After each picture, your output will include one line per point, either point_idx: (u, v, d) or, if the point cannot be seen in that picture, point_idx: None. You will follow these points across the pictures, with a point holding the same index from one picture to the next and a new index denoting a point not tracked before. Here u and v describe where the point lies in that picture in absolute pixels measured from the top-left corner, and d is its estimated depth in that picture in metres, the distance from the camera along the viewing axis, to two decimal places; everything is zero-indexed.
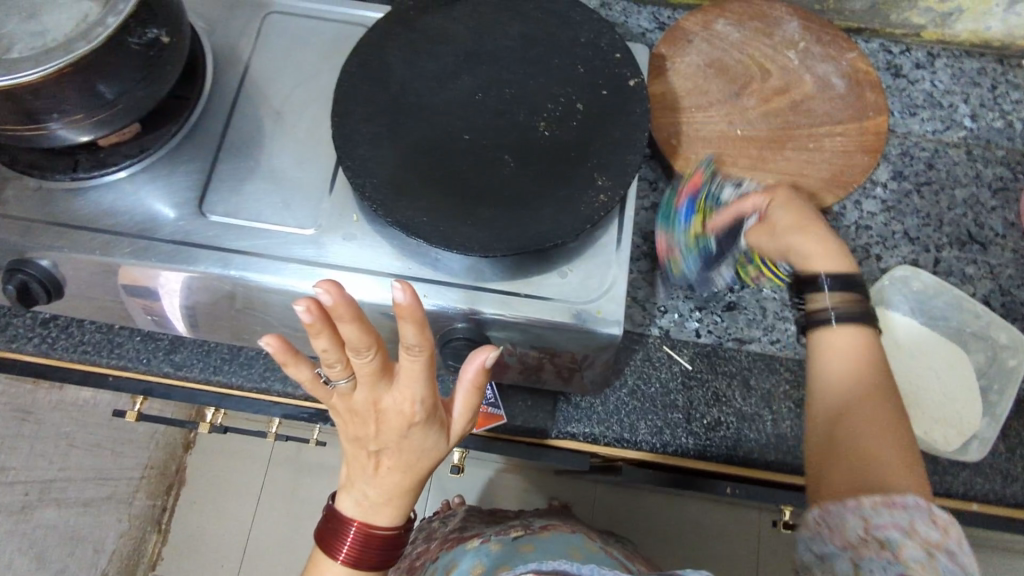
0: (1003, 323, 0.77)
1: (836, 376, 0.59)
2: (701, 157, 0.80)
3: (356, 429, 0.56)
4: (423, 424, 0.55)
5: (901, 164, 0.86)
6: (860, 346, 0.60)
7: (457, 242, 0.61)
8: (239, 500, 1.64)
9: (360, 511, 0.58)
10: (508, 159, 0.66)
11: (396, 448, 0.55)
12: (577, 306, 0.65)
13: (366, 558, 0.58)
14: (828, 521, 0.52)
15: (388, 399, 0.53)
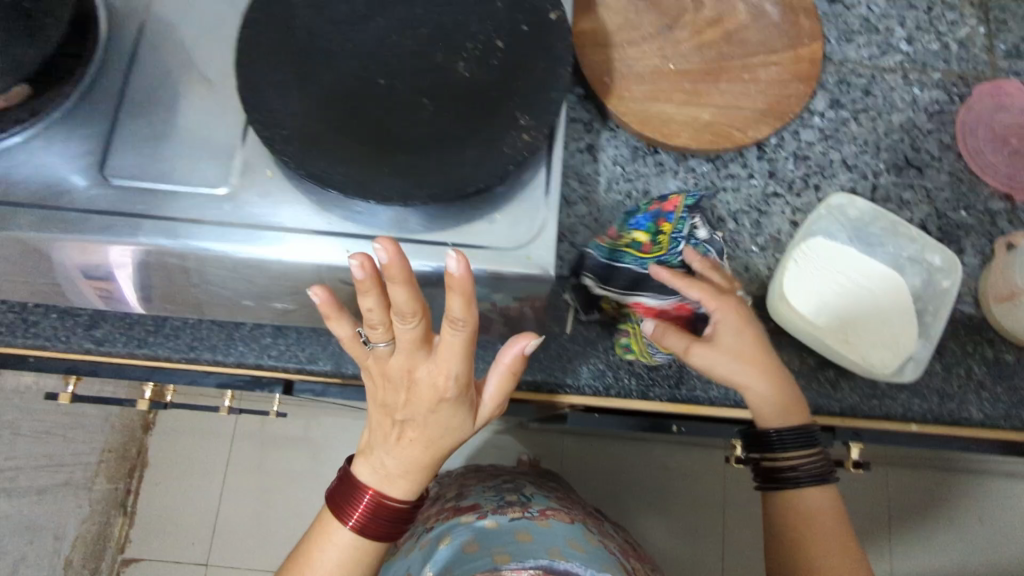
0: (936, 244, 0.76)
1: (796, 528, 0.69)
2: (634, 94, 0.78)
3: (389, 397, 0.58)
4: (454, 402, 0.57)
5: (838, 92, 0.84)
6: (825, 496, 0.69)
7: (375, 193, 0.58)
8: (205, 477, 1.63)
9: (375, 477, 0.60)
10: (426, 102, 0.62)
11: (424, 422, 0.58)
12: (505, 253, 0.63)
13: (375, 519, 0.60)
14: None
15: (426, 373, 0.56)
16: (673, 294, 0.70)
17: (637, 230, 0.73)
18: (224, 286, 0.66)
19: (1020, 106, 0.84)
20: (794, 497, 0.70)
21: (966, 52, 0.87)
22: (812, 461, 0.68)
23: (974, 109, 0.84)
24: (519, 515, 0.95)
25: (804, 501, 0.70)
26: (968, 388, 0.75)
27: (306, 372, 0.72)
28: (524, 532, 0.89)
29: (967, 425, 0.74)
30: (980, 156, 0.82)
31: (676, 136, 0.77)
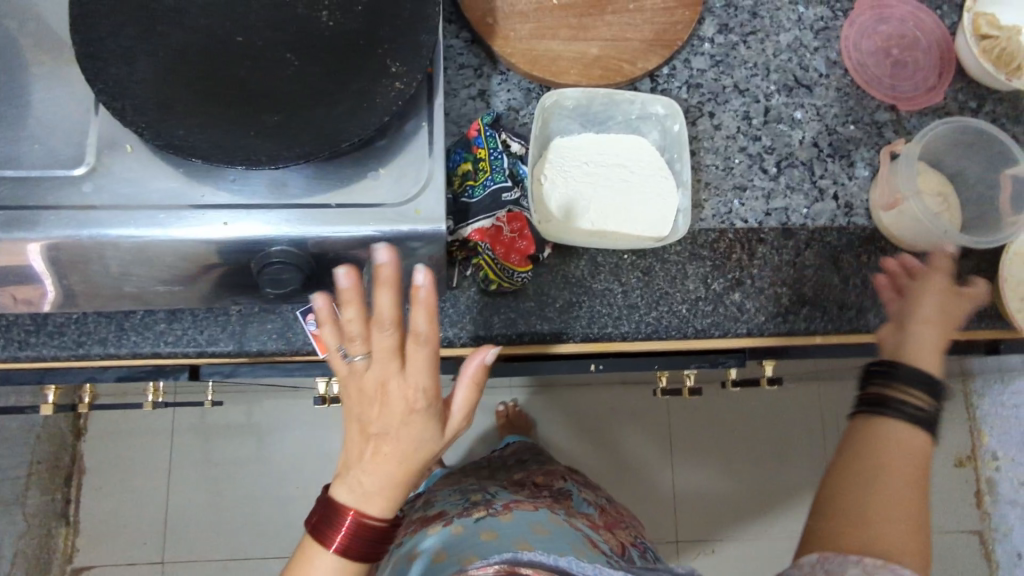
0: (655, 95, 0.75)
1: (892, 457, 0.62)
2: (519, 34, 0.76)
3: (360, 413, 0.52)
4: (425, 417, 0.51)
5: (726, 15, 0.84)
6: (917, 437, 0.63)
7: (241, 158, 0.56)
8: (149, 476, 1.58)
9: (348, 512, 0.52)
10: (291, 57, 0.59)
11: (394, 438, 0.51)
12: (391, 209, 0.61)
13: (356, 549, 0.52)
14: (824, 567, 0.58)
15: (395, 386, 0.51)
16: (502, 206, 0.68)
17: (458, 164, 0.70)
18: (99, 276, 0.62)
19: (900, 17, 0.86)
20: (874, 429, 0.65)
21: None
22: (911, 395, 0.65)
23: (856, 24, 0.85)
24: (484, 514, 0.86)
25: (881, 432, 0.64)
26: (865, 295, 0.78)
27: (207, 355, 0.69)
28: (491, 531, 0.80)
29: (866, 333, 0.78)
30: (864, 69, 0.84)
31: (567, 74, 0.76)
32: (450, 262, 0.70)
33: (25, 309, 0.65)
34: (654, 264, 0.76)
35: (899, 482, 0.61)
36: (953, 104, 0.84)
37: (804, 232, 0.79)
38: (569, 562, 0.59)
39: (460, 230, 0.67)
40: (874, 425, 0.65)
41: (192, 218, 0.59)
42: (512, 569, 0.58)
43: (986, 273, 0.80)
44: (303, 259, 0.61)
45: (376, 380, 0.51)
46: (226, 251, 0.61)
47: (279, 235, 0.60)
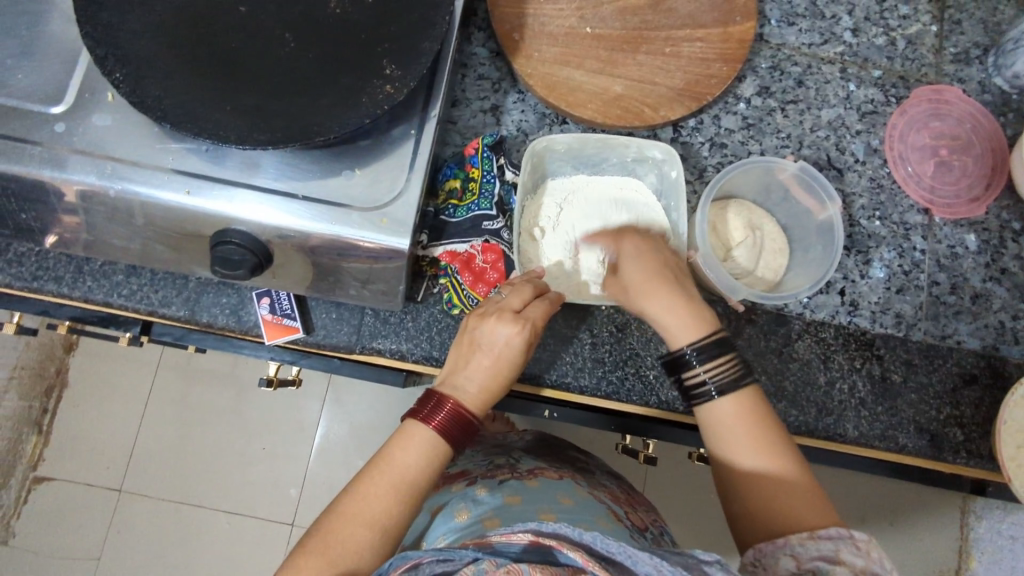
0: (650, 140, 0.70)
1: (728, 443, 0.58)
2: (543, 55, 0.73)
3: (452, 380, 0.61)
4: (508, 386, 0.62)
5: (768, 78, 0.79)
6: (735, 406, 0.59)
7: (209, 130, 0.54)
8: (124, 402, 1.47)
9: (413, 451, 0.58)
10: (288, 38, 0.57)
11: (477, 397, 0.60)
12: (357, 212, 0.59)
13: (424, 476, 0.58)
14: (763, 562, 0.54)
15: (508, 361, 0.61)
16: (480, 234, 0.65)
17: (447, 180, 0.68)
18: (57, 215, 0.61)
19: (957, 116, 0.80)
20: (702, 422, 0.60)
21: (913, 50, 0.81)
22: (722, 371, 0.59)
23: (908, 114, 0.80)
24: (511, 476, 0.78)
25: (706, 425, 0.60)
26: (849, 404, 0.72)
27: (156, 314, 0.68)
28: (513, 497, 0.72)
29: (841, 442, 0.72)
30: (903, 164, 0.78)
31: (583, 107, 0.72)
32: (417, 275, 0.69)
33: None
34: (632, 320, 0.72)
35: (749, 434, 0.58)
36: (994, 220, 0.78)
37: (798, 322, 0.74)
38: (595, 537, 0.50)
39: (431, 248, 0.65)
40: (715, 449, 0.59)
41: (155, 181, 0.58)
42: (536, 543, 0.49)
43: (986, 409, 0.73)
44: (259, 247, 0.60)
45: (495, 352, 0.60)
46: (183, 220, 0.59)
47: (240, 215, 0.58)
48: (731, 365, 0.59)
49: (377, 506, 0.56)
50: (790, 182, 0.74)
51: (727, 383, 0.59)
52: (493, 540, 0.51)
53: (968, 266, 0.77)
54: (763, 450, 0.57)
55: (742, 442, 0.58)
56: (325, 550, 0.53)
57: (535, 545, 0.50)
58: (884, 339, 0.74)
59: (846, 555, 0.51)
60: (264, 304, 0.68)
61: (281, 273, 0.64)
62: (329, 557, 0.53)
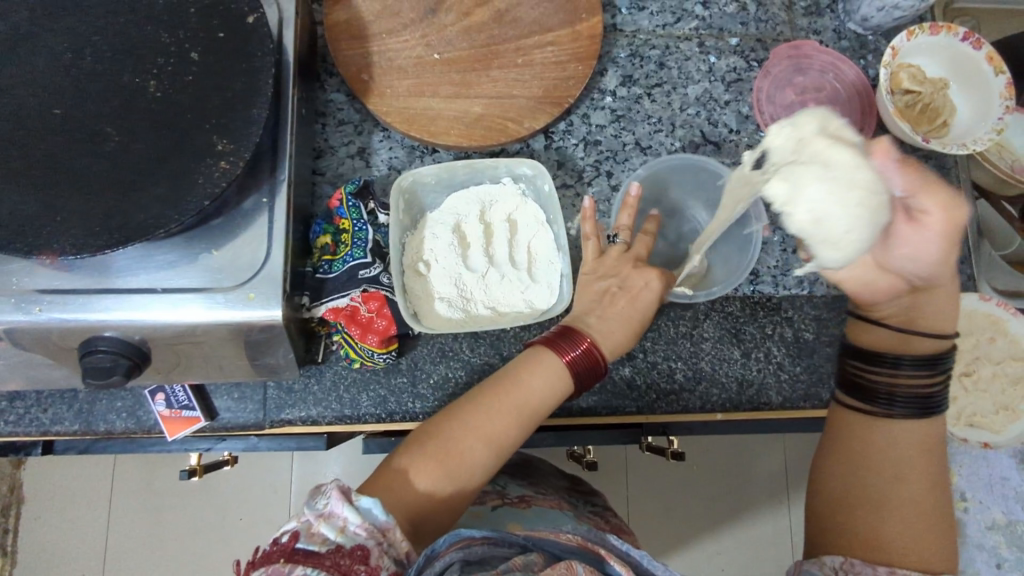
0: (516, 156, 0.70)
1: (898, 470, 0.58)
2: (396, 90, 0.72)
3: (480, 411, 0.57)
4: (537, 424, 0.60)
5: (630, 67, 0.79)
6: (927, 433, 0.59)
7: (42, 246, 0.52)
8: (89, 505, 1.35)
9: (438, 477, 0.55)
10: (110, 131, 0.55)
11: (511, 433, 0.58)
12: (223, 292, 0.57)
13: (547, 403, 0.59)
14: (850, 575, 0.55)
15: (540, 400, 0.59)
16: (357, 284, 0.64)
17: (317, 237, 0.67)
18: None
19: (819, 68, 0.81)
20: (848, 425, 0.62)
21: (765, 12, 0.82)
22: (912, 383, 0.59)
23: (772, 74, 0.80)
24: (502, 503, 0.77)
25: (868, 441, 0.60)
26: (767, 371, 0.73)
27: (50, 434, 0.66)
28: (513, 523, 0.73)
29: (769, 410, 0.73)
30: (777, 125, 0.79)
31: (447, 134, 0.71)
32: (311, 336, 0.67)
33: None
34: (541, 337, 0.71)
35: (924, 458, 0.58)
36: None
37: (703, 301, 0.74)
38: (642, 556, 0.55)
39: (314, 310, 0.63)
40: (877, 421, 0.60)
41: (4, 306, 0.55)
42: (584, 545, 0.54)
43: None
44: (131, 348, 0.58)
45: (635, 296, 0.64)
46: (45, 338, 0.57)
47: (101, 323, 0.56)
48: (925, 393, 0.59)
49: (499, 425, 0.57)
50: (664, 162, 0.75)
51: (907, 404, 0.59)
52: (546, 535, 0.56)
53: None
54: (905, 475, 0.58)
55: (904, 464, 0.58)
56: (433, 456, 0.55)
57: (582, 546, 0.55)
58: (790, 300, 0.75)
59: None
60: (159, 400, 0.66)
61: (166, 367, 0.62)
62: (447, 463, 0.55)
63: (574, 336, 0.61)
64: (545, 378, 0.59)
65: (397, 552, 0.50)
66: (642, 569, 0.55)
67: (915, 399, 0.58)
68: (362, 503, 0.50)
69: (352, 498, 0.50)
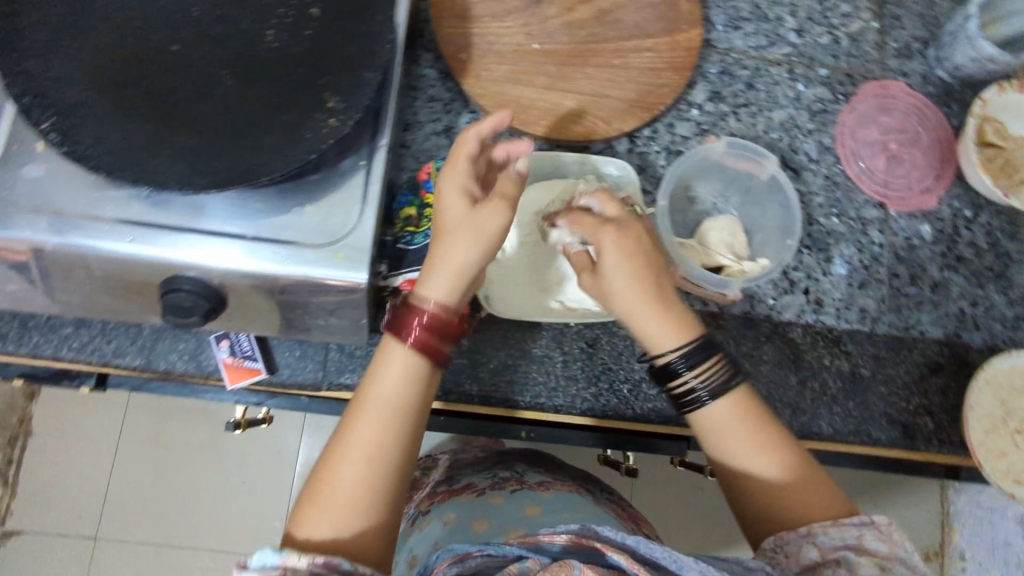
0: (606, 155, 0.71)
1: (727, 444, 0.61)
2: (493, 75, 0.72)
3: (338, 446, 0.54)
4: (418, 418, 0.55)
5: (719, 83, 0.79)
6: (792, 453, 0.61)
7: (147, 178, 0.52)
8: (90, 448, 1.31)
9: (332, 508, 0.52)
10: (224, 74, 0.56)
11: (388, 442, 0.54)
12: (311, 248, 0.57)
13: (409, 398, 0.55)
14: (784, 549, 0.57)
15: (394, 393, 0.54)
16: None
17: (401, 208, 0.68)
18: None
19: (904, 109, 0.81)
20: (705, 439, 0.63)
21: (856, 47, 0.82)
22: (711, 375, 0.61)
23: (857, 111, 0.81)
24: (520, 487, 0.78)
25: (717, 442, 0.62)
26: (821, 401, 0.73)
27: (111, 365, 0.68)
28: (532, 507, 0.73)
29: (818, 441, 0.72)
30: (856, 160, 0.80)
31: (538, 124, 0.72)
32: (378, 305, 0.67)
33: None
34: (601, 336, 0.72)
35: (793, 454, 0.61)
36: (947, 210, 0.80)
37: (765, 323, 0.74)
38: (638, 541, 0.53)
39: (391, 279, 0.64)
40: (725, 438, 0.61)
41: (96, 233, 0.55)
42: (574, 543, 0.52)
43: (952, 396, 0.75)
44: (211, 291, 0.58)
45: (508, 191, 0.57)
46: (127, 269, 0.57)
47: (186, 262, 0.56)
48: (718, 374, 0.61)
49: (364, 440, 0.53)
50: (724, 157, 0.75)
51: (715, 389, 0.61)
52: (540, 539, 0.54)
53: (925, 256, 0.78)
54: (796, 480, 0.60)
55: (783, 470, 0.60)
56: (325, 498, 0.52)
57: (576, 545, 0.53)
58: (851, 334, 0.75)
59: (869, 542, 0.56)
60: (224, 347, 0.67)
61: (236, 314, 0.63)
62: (337, 498, 0.52)
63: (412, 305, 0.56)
64: (396, 373, 0.55)
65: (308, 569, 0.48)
66: (641, 554, 0.53)
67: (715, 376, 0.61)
68: (256, 562, 0.48)
69: (245, 565, 0.48)
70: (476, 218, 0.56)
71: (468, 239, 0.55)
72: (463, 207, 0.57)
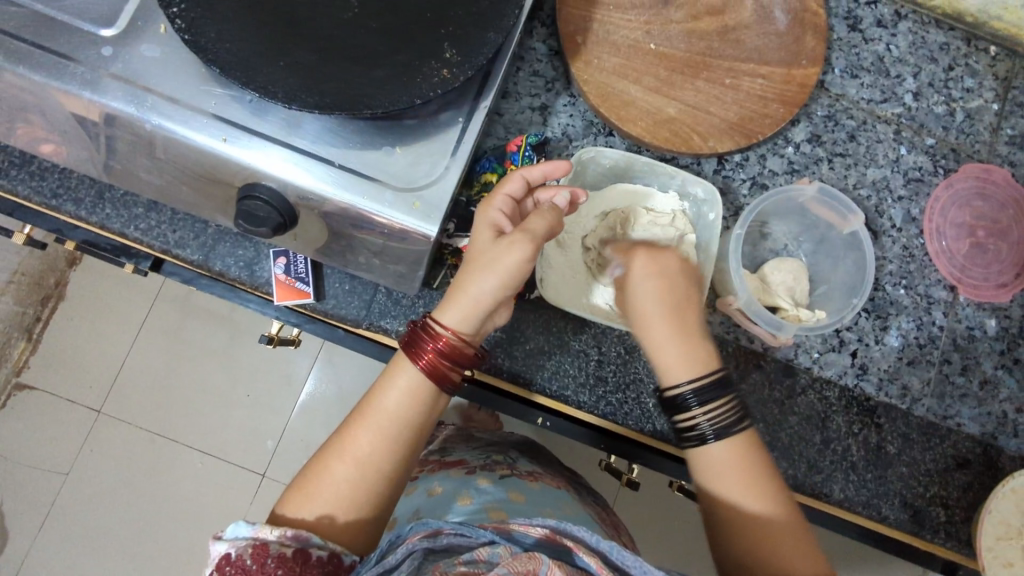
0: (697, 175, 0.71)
1: (720, 487, 0.58)
2: (603, 64, 0.71)
3: (340, 440, 0.58)
4: (416, 433, 0.59)
5: (822, 127, 0.78)
6: (777, 505, 0.57)
7: (256, 83, 0.53)
8: (116, 324, 1.34)
9: (317, 499, 0.56)
10: (352, 1, 0.56)
11: (381, 451, 0.58)
12: (392, 190, 0.58)
13: (411, 417, 0.58)
14: None
15: (399, 408, 0.58)
16: None
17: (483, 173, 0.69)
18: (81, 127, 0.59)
19: (1001, 199, 0.79)
20: (700, 466, 0.59)
21: (970, 125, 0.80)
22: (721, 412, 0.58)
23: (954, 188, 0.78)
24: (509, 473, 0.78)
25: (710, 479, 0.58)
26: (840, 466, 0.72)
27: (171, 254, 0.69)
28: (517, 493, 0.73)
29: (824, 501, 0.72)
30: (940, 237, 0.77)
31: (634, 123, 0.71)
32: (438, 261, 0.69)
33: (22, 146, 0.65)
34: (640, 346, 0.72)
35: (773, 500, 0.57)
36: (1017, 310, 0.78)
37: (805, 375, 0.73)
38: (611, 547, 0.53)
39: (455, 238, 0.66)
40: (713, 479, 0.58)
41: (194, 124, 0.56)
42: (550, 539, 0.53)
43: (972, 494, 0.74)
44: (285, 207, 0.59)
45: (531, 229, 0.58)
46: (213, 165, 0.58)
47: (271, 173, 0.57)
48: (730, 408, 0.58)
49: (363, 445, 0.57)
50: (810, 202, 0.74)
51: (723, 427, 0.58)
52: (515, 527, 0.55)
53: (982, 350, 0.77)
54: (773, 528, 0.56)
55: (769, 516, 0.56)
56: (313, 484, 0.57)
57: (550, 540, 0.53)
58: (887, 408, 0.74)
59: None
60: (280, 264, 0.68)
61: (301, 234, 0.64)
62: (323, 490, 0.56)
63: (421, 334, 0.59)
64: (401, 392, 0.58)
65: (277, 542, 0.52)
66: (610, 561, 0.53)
67: (724, 414, 0.58)
68: (228, 532, 0.53)
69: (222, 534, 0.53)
70: (496, 250, 0.57)
71: (484, 272, 0.57)
72: (492, 237, 0.58)
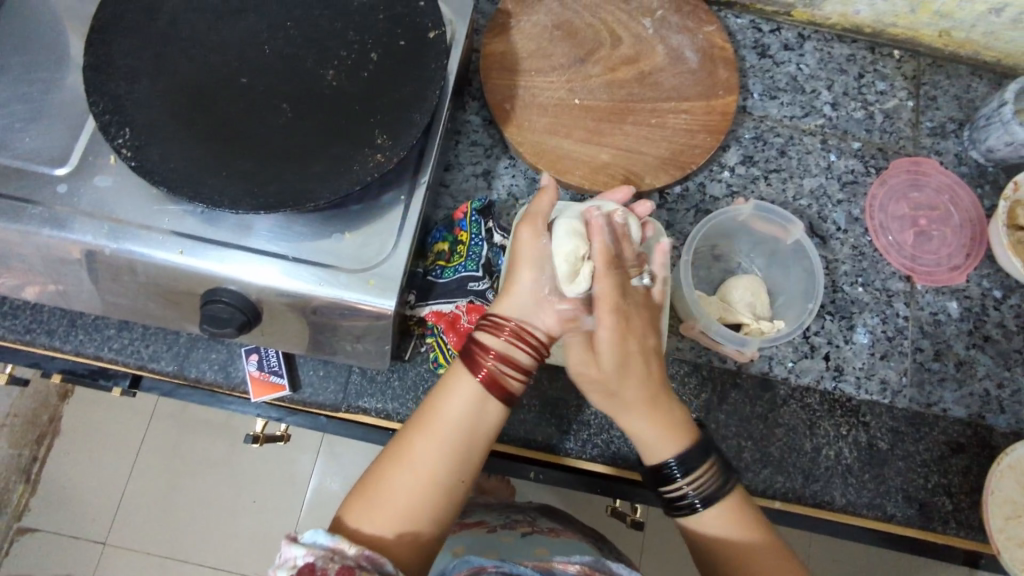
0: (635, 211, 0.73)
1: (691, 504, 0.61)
2: (533, 125, 0.76)
3: (400, 449, 0.57)
4: (473, 446, 0.58)
5: (752, 148, 0.82)
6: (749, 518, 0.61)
7: (203, 195, 0.56)
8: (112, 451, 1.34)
9: (380, 507, 0.55)
10: (285, 107, 0.60)
11: (439, 458, 0.57)
12: (347, 272, 0.60)
13: (472, 424, 0.58)
14: None
15: (460, 419, 0.57)
16: (466, 295, 0.68)
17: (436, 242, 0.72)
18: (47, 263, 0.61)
19: (935, 187, 0.83)
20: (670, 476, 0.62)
21: (891, 123, 0.84)
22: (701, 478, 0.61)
23: (888, 184, 0.82)
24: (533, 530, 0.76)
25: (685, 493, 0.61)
26: (836, 470, 0.72)
27: (146, 369, 0.71)
28: (542, 548, 0.71)
29: (829, 509, 0.71)
30: (884, 232, 0.81)
31: (572, 174, 0.74)
32: (405, 333, 0.71)
33: None
34: None
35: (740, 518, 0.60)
36: (975, 289, 0.79)
37: (783, 387, 0.74)
38: None
39: (417, 309, 0.68)
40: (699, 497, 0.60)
41: (152, 243, 0.59)
42: None
43: (974, 479, 0.73)
44: (248, 306, 0.61)
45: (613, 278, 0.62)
46: (175, 278, 0.61)
47: (230, 276, 0.59)
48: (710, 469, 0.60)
49: (426, 453, 0.56)
50: (749, 220, 0.77)
51: (704, 485, 0.60)
52: None
53: (951, 333, 0.78)
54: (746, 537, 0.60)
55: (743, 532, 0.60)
56: (379, 487, 0.56)
57: None
58: (870, 406, 0.75)
59: None
60: (252, 361, 0.70)
61: (269, 330, 0.66)
62: (387, 497, 0.55)
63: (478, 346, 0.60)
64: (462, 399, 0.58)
65: (352, 559, 0.49)
66: None
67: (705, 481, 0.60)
68: (307, 538, 0.50)
69: (298, 539, 0.50)
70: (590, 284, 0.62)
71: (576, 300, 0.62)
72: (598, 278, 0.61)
